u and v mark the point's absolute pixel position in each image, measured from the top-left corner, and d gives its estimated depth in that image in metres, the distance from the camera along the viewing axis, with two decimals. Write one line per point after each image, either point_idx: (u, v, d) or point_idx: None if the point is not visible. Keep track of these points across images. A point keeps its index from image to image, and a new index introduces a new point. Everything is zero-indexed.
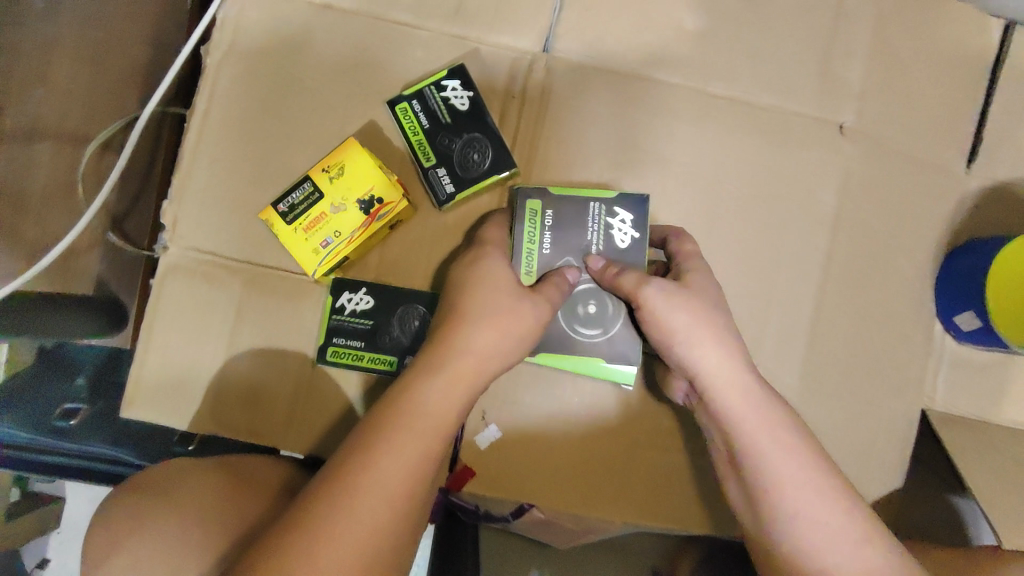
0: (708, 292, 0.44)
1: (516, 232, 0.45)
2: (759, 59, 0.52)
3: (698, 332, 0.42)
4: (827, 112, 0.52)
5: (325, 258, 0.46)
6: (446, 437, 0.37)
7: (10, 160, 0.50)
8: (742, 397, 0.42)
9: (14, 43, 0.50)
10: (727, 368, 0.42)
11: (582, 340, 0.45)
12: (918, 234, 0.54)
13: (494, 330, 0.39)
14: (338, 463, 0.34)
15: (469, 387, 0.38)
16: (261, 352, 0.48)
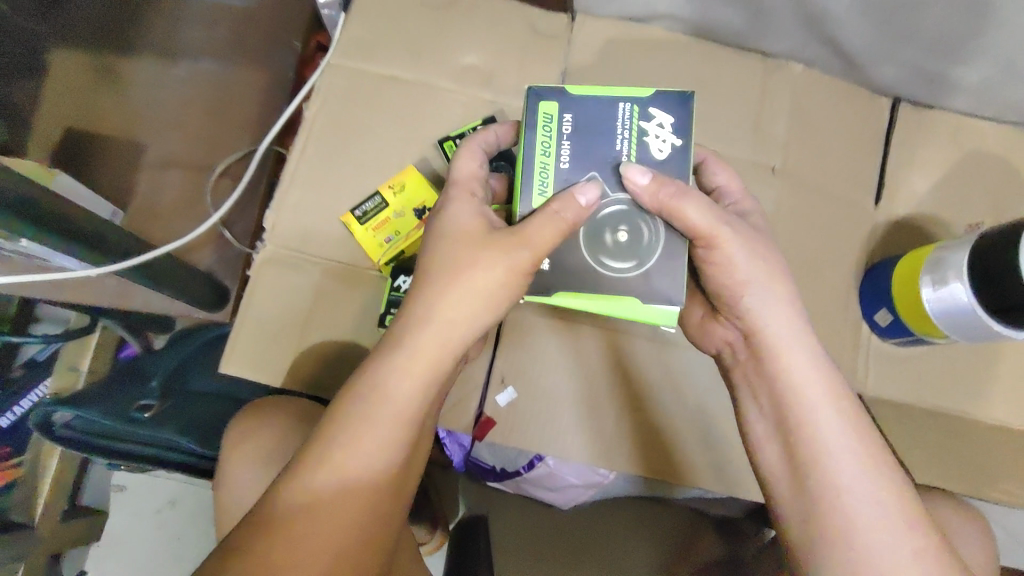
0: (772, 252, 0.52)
1: (535, 141, 0.47)
2: (710, 118, 0.70)
3: (760, 284, 0.51)
4: (760, 158, 0.70)
5: (388, 250, 0.62)
6: (405, 418, 0.46)
7: (150, 181, 0.75)
8: (800, 356, 0.50)
9: (163, 105, 0.76)
10: (792, 331, 0.51)
11: (612, 271, 0.46)
12: (841, 250, 0.70)
13: (461, 296, 0.47)
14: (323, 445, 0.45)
15: (440, 353, 0.47)
16: (331, 326, 0.62)
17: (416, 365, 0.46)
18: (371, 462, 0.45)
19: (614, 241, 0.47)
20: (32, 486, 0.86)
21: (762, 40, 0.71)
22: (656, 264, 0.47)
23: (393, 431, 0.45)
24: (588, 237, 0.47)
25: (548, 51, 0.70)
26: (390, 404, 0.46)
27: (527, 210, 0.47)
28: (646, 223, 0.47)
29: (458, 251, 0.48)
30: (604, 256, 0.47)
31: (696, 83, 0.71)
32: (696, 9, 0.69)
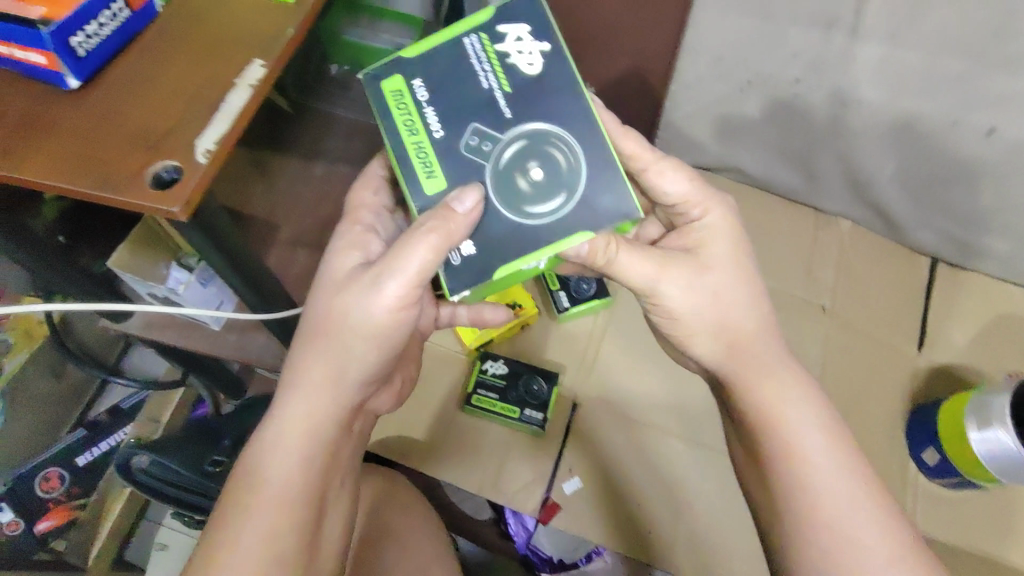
0: (736, 294, 0.51)
1: (400, 120, 0.45)
2: (766, 260, 0.80)
3: (720, 329, 0.51)
4: (812, 298, 0.79)
5: (479, 336, 0.70)
6: (290, 490, 0.47)
7: (280, 257, 0.85)
8: (787, 400, 0.50)
9: (297, 195, 0.89)
10: (760, 366, 0.51)
11: (550, 214, 0.44)
12: (888, 388, 0.76)
13: (337, 353, 0.48)
14: (225, 526, 0.46)
15: (319, 418, 0.49)
16: (425, 401, 0.69)
17: (287, 441, 0.48)
18: (251, 546, 0.45)
19: (530, 181, 0.44)
20: (90, 531, 0.91)
21: (815, 198, 0.82)
22: (587, 180, 0.44)
23: (277, 509, 0.47)
24: (502, 193, 0.44)
25: None
26: (267, 482, 0.47)
27: (427, 198, 0.45)
28: (554, 146, 0.44)
29: (336, 298, 0.48)
30: (526, 202, 0.44)
31: (757, 227, 0.81)
32: (761, 165, 0.81)
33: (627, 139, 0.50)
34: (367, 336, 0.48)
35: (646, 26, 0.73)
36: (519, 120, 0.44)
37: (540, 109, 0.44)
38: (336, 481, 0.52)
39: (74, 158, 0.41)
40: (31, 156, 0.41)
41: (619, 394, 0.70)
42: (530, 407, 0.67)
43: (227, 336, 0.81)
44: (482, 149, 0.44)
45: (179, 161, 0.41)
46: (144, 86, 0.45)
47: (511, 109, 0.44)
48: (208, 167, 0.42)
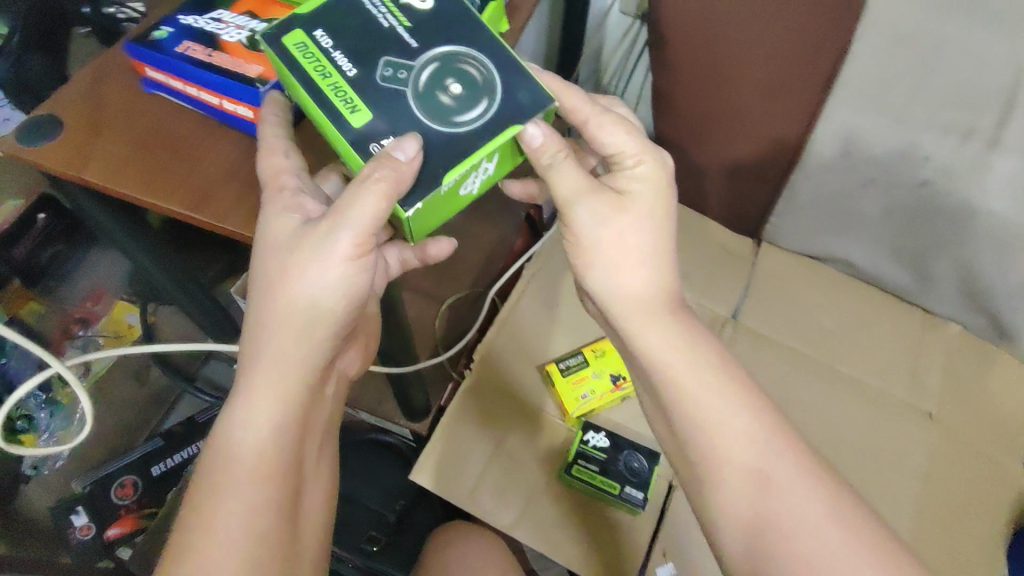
0: (643, 221, 0.48)
1: (304, 64, 0.43)
2: (872, 356, 0.77)
3: (628, 260, 0.49)
4: (918, 402, 0.75)
5: (582, 405, 0.69)
6: (266, 464, 0.45)
7: None
8: (698, 373, 0.48)
9: None
10: (647, 315, 0.49)
11: (479, 117, 0.42)
12: (997, 508, 0.71)
13: (295, 314, 0.45)
14: (209, 509, 0.44)
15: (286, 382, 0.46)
16: (523, 461, 0.69)
17: (259, 411, 0.45)
18: (235, 529, 0.43)
19: (455, 93, 0.43)
20: None
21: (925, 299, 0.80)
22: (509, 81, 0.43)
23: (256, 480, 0.45)
24: (427, 109, 0.43)
25: (733, 268, 0.82)
26: (240, 455, 0.45)
27: (358, 131, 0.43)
28: (466, 64, 0.44)
29: (285, 259, 0.44)
30: (454, 113, 0.43)
31: (863, 323, 0.79)
32: (871, 260, 0.80)
33: (569, 92, 0.46)
34: (327, 295, 0.44)
35: (776, 117, 0.74)
36: (427, 47, 0.44)
37: (443, 35, 0.44)
38: (312, 448, 0.50)
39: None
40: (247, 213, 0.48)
41: None
42: (631, 485, 0.66)
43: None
44: (398, 77, 0.43)
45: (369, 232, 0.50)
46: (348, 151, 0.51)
47: (415, 39, 0.44)
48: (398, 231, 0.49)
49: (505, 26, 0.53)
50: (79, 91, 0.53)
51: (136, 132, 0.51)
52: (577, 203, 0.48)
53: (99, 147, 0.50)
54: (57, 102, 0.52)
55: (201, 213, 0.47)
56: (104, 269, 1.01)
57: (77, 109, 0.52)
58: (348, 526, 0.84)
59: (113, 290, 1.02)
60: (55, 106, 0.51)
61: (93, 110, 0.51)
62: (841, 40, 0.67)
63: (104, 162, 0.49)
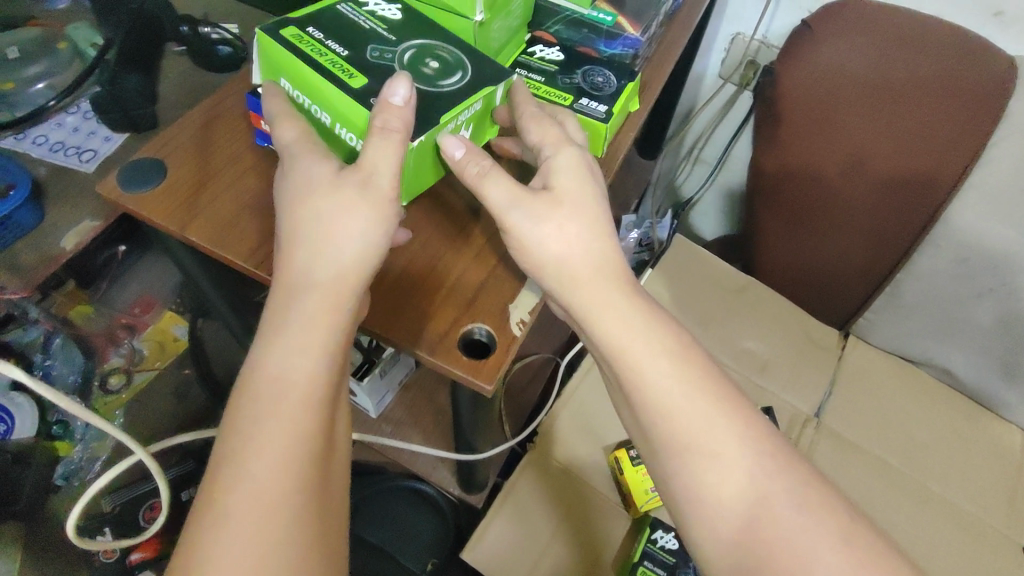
0: (581, 209, 0.42)
1: (301, 47, 0.44)
2: (965, 476, 0.70)
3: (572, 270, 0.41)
4: (1016, 534, 0.67)
5: (653, 498, 0.64)
6: (307, 391, 0.35)
7: None
8: (690, 401, 0.40)
9: None
10: (620, 325, 0.41)
11: (459, 82, 0.45)
12: None
13: (314, 250, 0.38)
14: (237, 436, 0.34)
15: (314, 312, 0.37)
16: (578, 554, 0.64)
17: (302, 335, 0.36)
18: (264, 462, 0.33)
19: (436, 66, 0.45)
20: None
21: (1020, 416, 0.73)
22: (481, 60, 0.47)
23: (283, 420, 0.34)
24: (417, 79, 0.44)
25: (817, 363, 0.77)
26: (264, 397, 0.35)
27: (360, 92, 0.42)
28: (439, 50, 0.47)
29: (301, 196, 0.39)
30: (438, 79, 0.45)
31: (955, 440, 0.72)
32: (971, 370, 0.74)
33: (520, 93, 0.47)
34: (357, 230, 0.38)
35: (887, 216, 0.70)
36: (404, 39, 0.46)
37: (418, 31, 0.47)
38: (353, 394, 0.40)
39: (399, 309, 0.44)
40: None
41: None
42: None
43: (382, 426, 0.79)
44: (384, 57, 0.45)
45: (493, 328, 0.44)
46: (451, 227, 0.49)
47: (395, 34, 0.47)
48: (516, 337, 0.44)
49: (635, 105, 0.55)
50: (187, 133, 0.51)
51: (236, 183, 0.49)
52: (511, 212, 0.41)
53: (207, 205, 0.48)
54: (165, 144, 0.50)
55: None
56: (156, 275, 0.97)
57: (186, 158, 0.50)
58: None
59: (161, 299, 0.97)
60: (161, 146, 0.50)
61: (199, 160, 0.50)
62: (969, 153, 0.64)
63: (208, 221, 0.47)
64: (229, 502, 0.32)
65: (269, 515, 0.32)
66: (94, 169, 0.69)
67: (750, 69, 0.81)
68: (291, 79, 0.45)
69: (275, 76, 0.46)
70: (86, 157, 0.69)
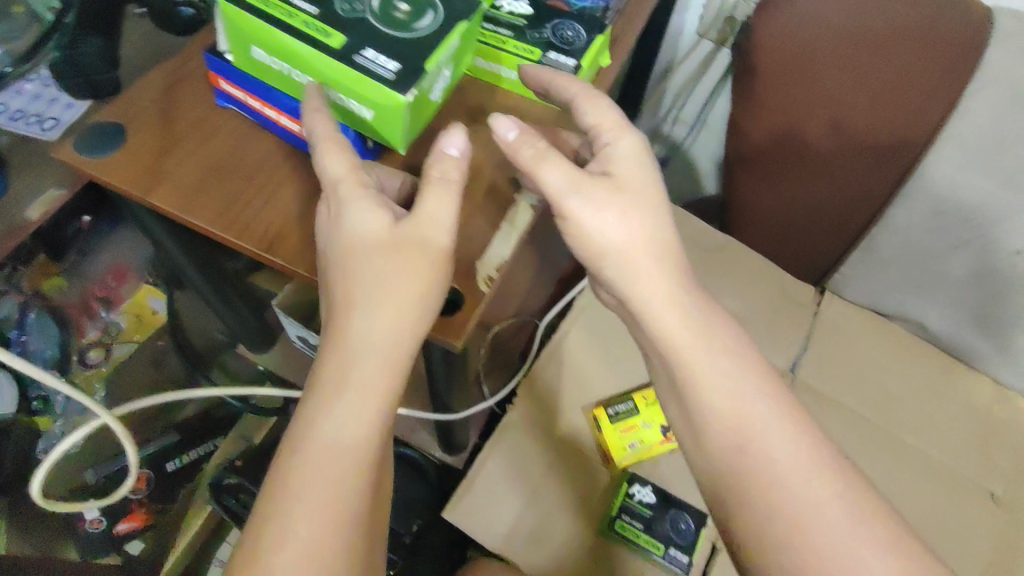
0: (643, 195, 0.44)
1: (266, 9, 0.42)
2: (939, 427, 0.72)
3: (633, 249, 0.44)
4: (984, 481, 0.69)
5: (629, 455, 0.66)
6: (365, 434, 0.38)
7: None
8: (735, 372, 0.43)
9: None
10: (669, 300, 0.44)
11: (434, 19, 0.44)
12: None
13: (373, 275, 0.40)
14: (298, 466, 0.38)
15: (375, 352, 0.39)
16: (557, 511, 0.65)
17: (360, 375, 0.39)
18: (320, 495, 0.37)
19: (407, 8, 0.44)
20: (168, 535, 0.88)
21: (998, 369, 0.74)
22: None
23: (341, 459, 0.38)
24: (390, 25, 0.43)
25: (794, 319, 0.77)
26: (327, 435, 0.38)
27: (344, 53, 0.42)
28: None
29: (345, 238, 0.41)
30: (412, 22, 0.44)
31: (930, 390, 0.74)
32: (946, 325, 0.76)
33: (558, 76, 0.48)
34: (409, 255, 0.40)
35: (863, 175, 0.70)
36: None
37: None
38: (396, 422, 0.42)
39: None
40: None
41: None
42: (676, 547, 0.62)
43: None
44: (354, 7, 0.44)
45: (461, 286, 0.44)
46: None
47: None
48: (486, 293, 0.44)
49: (606, 60, 0.55)
50: (150, 96, 0.50)
51: (203, 145, 0.48)
52: (569, 198, 0.43)
53: (172, 168, 0.47)
54: (127, 107, 0.49)
55: (276, 255, 0.45)
56: (128, 245, 0.93)
57: (148, 121, 0.49)
58: None
59: (136, 268, 0.95)
60: (123, 110, 0.49)
61: (163, 124, 0.49)
62: (940, 111, 0.64)
63: (175, 186, 0.46)
64: (288, 528, 0.36)
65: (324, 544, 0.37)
66: (56, 138, 0.67)
67: (727, 25, 0.79)
68: (263, 46, 0.43)
69: (244, 46, 0.44)
70: (47, 126, 0.68)
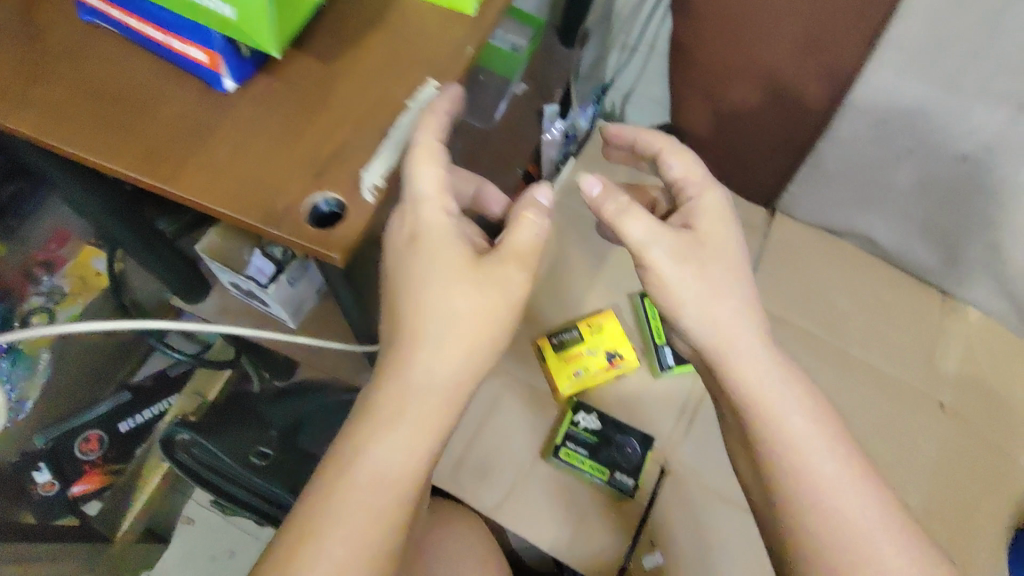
0: (720, 247, 0.50)
1: None
2: (887, 341, 0.71)
3: (709, 292, 0.48)
4: (930, 390, 0.69)
5: (574, 383, 0.65)
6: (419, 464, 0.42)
7: None
8: (780, 394, 0.47)
9: None
10: (749, 342, 0.48)
11: None
12: (999, 504, 0.65)
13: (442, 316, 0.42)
14: (356, 475, 0.41)
15: (438, 386, 0.42)
16: (502, 441, 0.65)
17: (419, 403, 0.42)
18: (369, 506, 0.40)
19: None
20: (125, 497, 0.89)
21: (945, 281, 0.74)
22: None
23: (393, 477, 0.41)
24: None
25: None
26: (387, 452, 0.41)
27: None
28: None
29: (421, 269, 0.43)
30: None
31: (878, 305, 0.73)
32: (894, 239, 0.75)
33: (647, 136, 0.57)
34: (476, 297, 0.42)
35: (806, 82, 0.68)
36: None
37: None
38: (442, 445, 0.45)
39: (237, 183, 0.41)
40: (197, 174, 0.41)
41: (711, 469, 0.64)
42: (621, 470, 0.62)
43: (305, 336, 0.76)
44: None
45: (341, 196, 0.40)
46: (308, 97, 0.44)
47: None
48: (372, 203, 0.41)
49: None
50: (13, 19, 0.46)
51: (72, 68, 0.44)
52: (650, 249, 0.48)
53: (33, 92, 0.43)
54: None
55: (138, 173, 0.40)
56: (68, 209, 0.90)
57: (14, 45, 0.45)
58: None
59: (78, 232, 0.93)
60: None
61: (28, 47, 0.45)
62: (879, 15, 0.60)
63: (39, 111, 0.42)
64: (334, 526, 0.40)
65: (366, 549, 0.40)
66: None
67: None
68: None
69: None
70: None
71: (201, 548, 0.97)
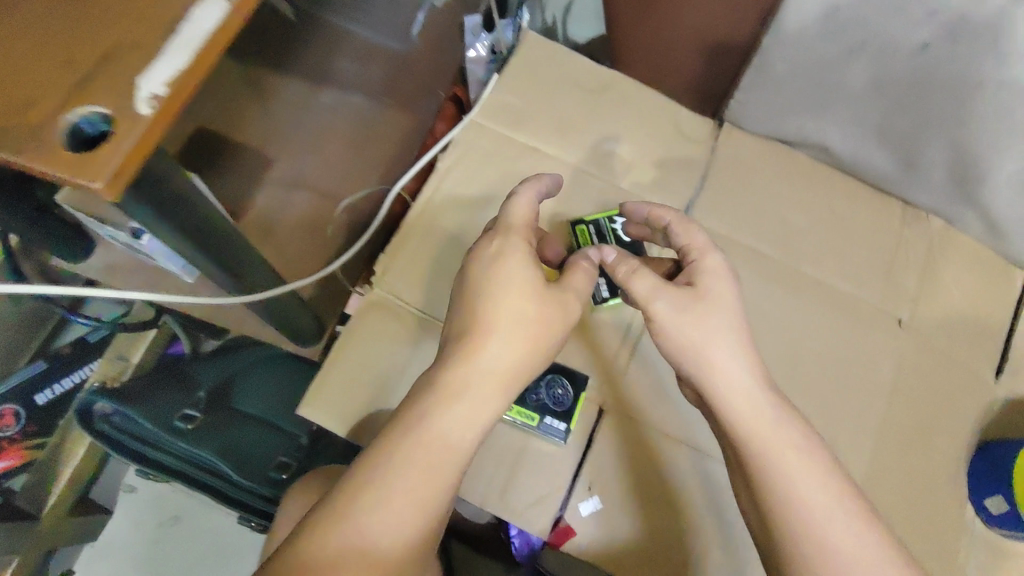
0: (724, 297, 0.48)
1: None
2: (843, 257, 0.66)
3: (711, 336, 0.47)
4: (889, 306, 0.64)
5: None
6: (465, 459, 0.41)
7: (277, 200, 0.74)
8: (779, 418, 0.45)
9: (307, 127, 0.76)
10: (751, 359, 0.47)
11: None
12: (954, 422, 0.62)
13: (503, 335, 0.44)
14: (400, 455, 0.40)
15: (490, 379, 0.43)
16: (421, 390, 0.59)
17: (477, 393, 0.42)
18: (408, 488, 0.39)
19: None
20: (48, 471, 0.82)
21: (906, 188, 0.68)
22: None
23: (436, 467, 0.40)
24: None
25: (686, 157, 0.69)
26: (441, 438, 0.41)
27: None
28: None
29: (481, 289, 0.46)
30: None
31: (834, 218, 0.67)
32: (851, 146, 0.68)
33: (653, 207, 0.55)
34: (523, 326, 0.45)
35: None
36: None
37: None
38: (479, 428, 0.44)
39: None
40: None
41: (653, 405, 0.59)
42: (552, 415, 0.57)
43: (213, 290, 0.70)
44: None
45: (108, 108, 0.33)
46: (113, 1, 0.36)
47: None
48: (155, 119, 0.33)
49: None
50: None
51: None
52: (655, 301, 0.48)
53: None
54: None
55: None
56: None
57: None
58: (252, 458, 0.78)
59: None
60: None
61: None
62: None
63: None
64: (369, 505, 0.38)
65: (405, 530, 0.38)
66: None
67: None
68: None
69: None
70: None
71: (147, 514, 0.93)
